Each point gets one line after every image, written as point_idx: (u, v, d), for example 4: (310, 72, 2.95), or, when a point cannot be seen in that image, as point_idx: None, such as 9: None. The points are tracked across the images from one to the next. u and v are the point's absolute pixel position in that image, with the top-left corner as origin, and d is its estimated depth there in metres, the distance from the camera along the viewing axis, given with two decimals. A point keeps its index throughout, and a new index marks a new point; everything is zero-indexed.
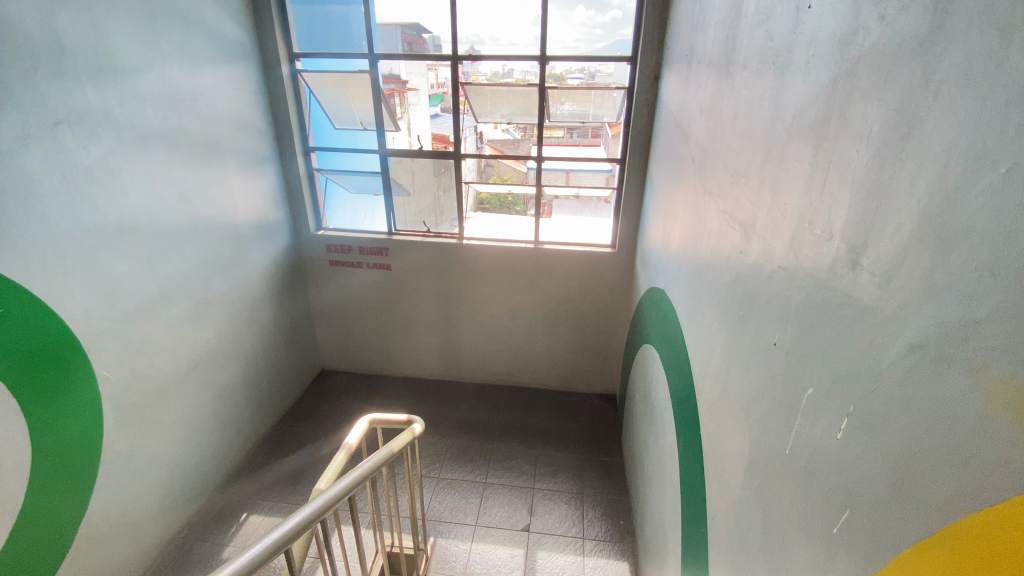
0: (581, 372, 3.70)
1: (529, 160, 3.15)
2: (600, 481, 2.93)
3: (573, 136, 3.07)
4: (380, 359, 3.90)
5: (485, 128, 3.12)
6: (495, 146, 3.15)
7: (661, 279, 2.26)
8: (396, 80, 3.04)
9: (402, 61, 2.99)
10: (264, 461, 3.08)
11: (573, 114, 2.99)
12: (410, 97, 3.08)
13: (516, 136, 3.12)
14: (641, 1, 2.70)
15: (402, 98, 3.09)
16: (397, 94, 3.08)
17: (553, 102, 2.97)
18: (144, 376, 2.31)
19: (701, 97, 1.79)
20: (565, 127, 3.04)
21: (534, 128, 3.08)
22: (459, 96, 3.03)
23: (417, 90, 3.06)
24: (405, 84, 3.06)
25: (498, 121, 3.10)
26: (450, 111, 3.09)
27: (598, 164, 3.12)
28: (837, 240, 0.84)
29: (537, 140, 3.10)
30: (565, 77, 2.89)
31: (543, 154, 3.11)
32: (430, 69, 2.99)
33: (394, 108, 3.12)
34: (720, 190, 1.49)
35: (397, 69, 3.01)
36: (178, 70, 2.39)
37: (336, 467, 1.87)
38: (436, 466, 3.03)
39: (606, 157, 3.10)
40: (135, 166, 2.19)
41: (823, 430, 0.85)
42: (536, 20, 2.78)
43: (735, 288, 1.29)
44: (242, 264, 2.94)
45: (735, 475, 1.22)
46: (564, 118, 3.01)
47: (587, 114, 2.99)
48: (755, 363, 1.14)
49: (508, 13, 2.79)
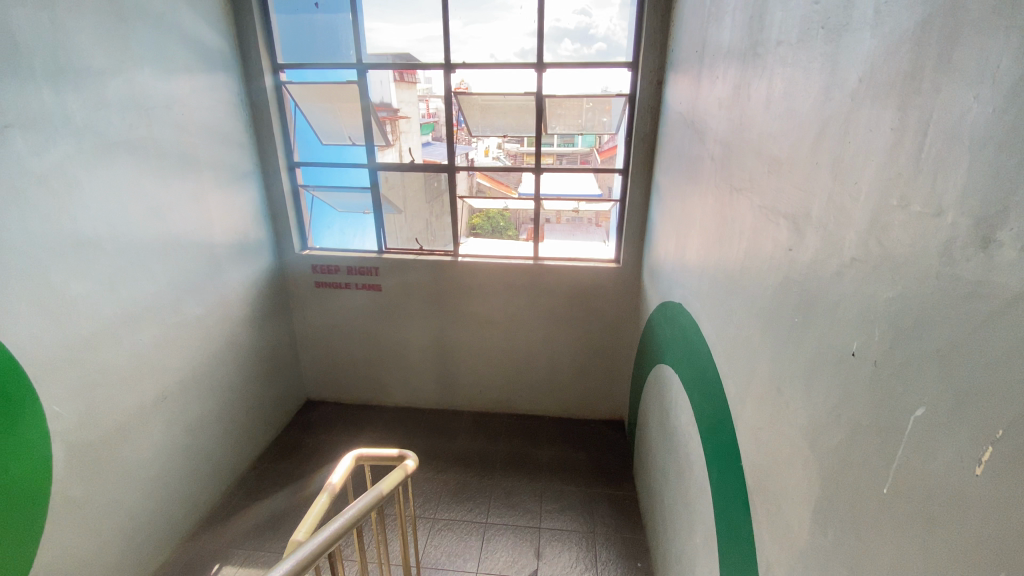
0: (585, 397, 3.46)
1: (520, 188, 3.02)
2: (613, 519, 2.67)
3: (563, 163, 2.95)
4: (370, 388, 3.64)
5: (476, 154, 2.99)
6: (485, 175, 3.02)
7: (677, 292, 2.07)
8: (389, 107, 2.92)
9: (392, 80, 2.86)
10: (240, 503, 2.78)
11: (563, 141, 2.91)
12: (403, 124, 2.95)
13: (506, 164, 2.98)
14: (632, 40, 2.67)
15: (394, 126, 2.96)
16: (390, 122, 2.95)
17: (545, 134, 2.91)
18: (101, 412, 2.05)
19: (719, 90, 1.64)
20: (556, 153, 2.93)
21: (525, 156, 2.96)
22: (454, 125, 2.93)
23: (409, 118, 2.93)
24: (397, 112, 2.93)
25: (489, 149, 2.97)
26: (444, 139, 2.96)
27: (591, 190, 3.00)
28: (953, 214, 0.65)
29: (532, 167, 2.97)
30: (558, 100, 2.80)
31: (537, 180, 3.00)
32: (421, 99, 2.88)
33: (387, 137, 2.99)
34: (754, 183, 1.30)
35: (387, 95, 2.89)
36: (150, 76, 2.22)
37: (316, 512, 1.61)
38: (431, 506, 2.75)
39: (596, 184, 2.99)
40: (97, 177, 1.98)
41: (950, 464, 0.65)
42: (523, 53, 2.74)
43: (784, 292, 1.10)
44: (220, 286, 2.71)
45: (800, 520, 1.00)
46: (553, 146, 2.93)
47: (576, 142, 2.90)
48: (823, 379, 0.94)
49: (498, 44, 2.73)
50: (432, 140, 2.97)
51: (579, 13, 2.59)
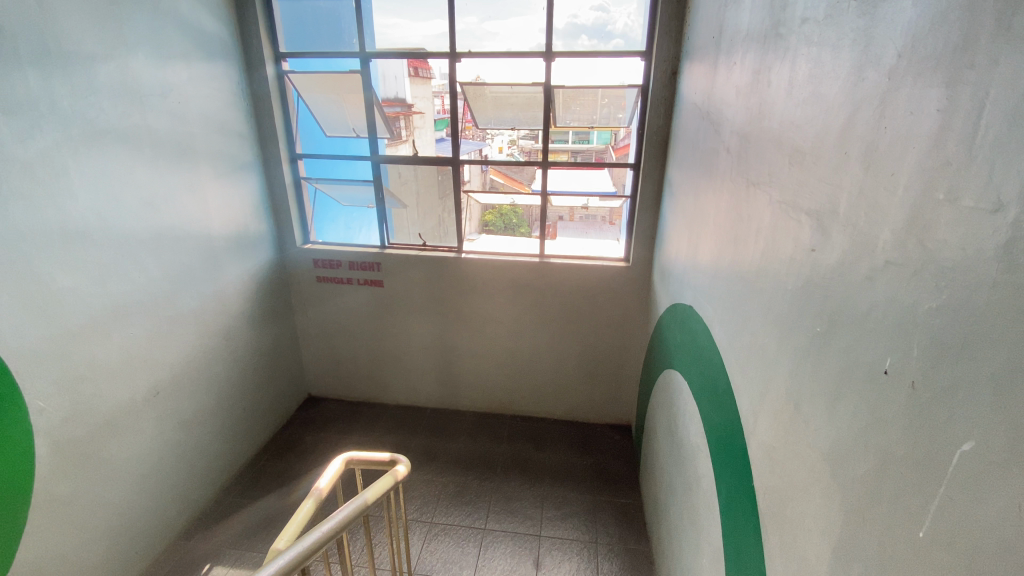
0: (591, 400, 3.35)
1: (533, 185, 2.92)
2: (617, 528, 2.57)
3: (577, 160, 2.84)
4: (371, 386, 3.58)
5: (490, 150, 2.89)
6: (500, 171, 2.91)
7: (687, 294, 1.96)
8: (401, 103, 2.85)
9: (405, 75, 2.78)
10: (235, 501, 2.74)
11: (579, 138, 2.79)
12: (416, 120, 2.87)
13: (520, 160, 2.88)
14: (647, 27, 2.54)
15: (408, 122, 2.88)
16: (402, 118, 2.88)
17: (555, 131, 2.81)
18: (89, 406, 2.01)
19: (736, 78, 1.52)
20: (569, 150, 2.82)
21: (538, 152, 2.86)
22: (466, 121, 2.86)
23: (423, 114, 2.86)
24: (410, 108, 2.85)
25: (505, 144, 2.87)
26: (453, 135, 2.88)
27: (605, 187, 2.88)
28: (1015, 209, 0.54)
29: (542, 163, 2.87)
30: (575, 94, 2.69)
31: (548, 178, 2.89)
32: (436, 95, 2.80)
33: (400, 133, 2.92)
34: (772, 177, 1.19)
35: (400, 90, 2.82)
36: (145, 63, 2.16)
37: (300, 520, 1.54)
38: (428, 509, 2.68)
39: (611, 183, 2.87)
40: (86, 167, 1.92)
41: (1005, 512, 0.53)
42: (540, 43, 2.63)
43: (805, 297, 0.99)
44: (217, 280, 2.65)
45: (819, 557, 0.89)
46: (567, 143, 2.82)
47: (591, 138, 2.79)
48: (849, 399, 0.83)
49: (513, 40, 2.64)
50: (447, 136, 2.89)
51: (596, 10, 2.51)
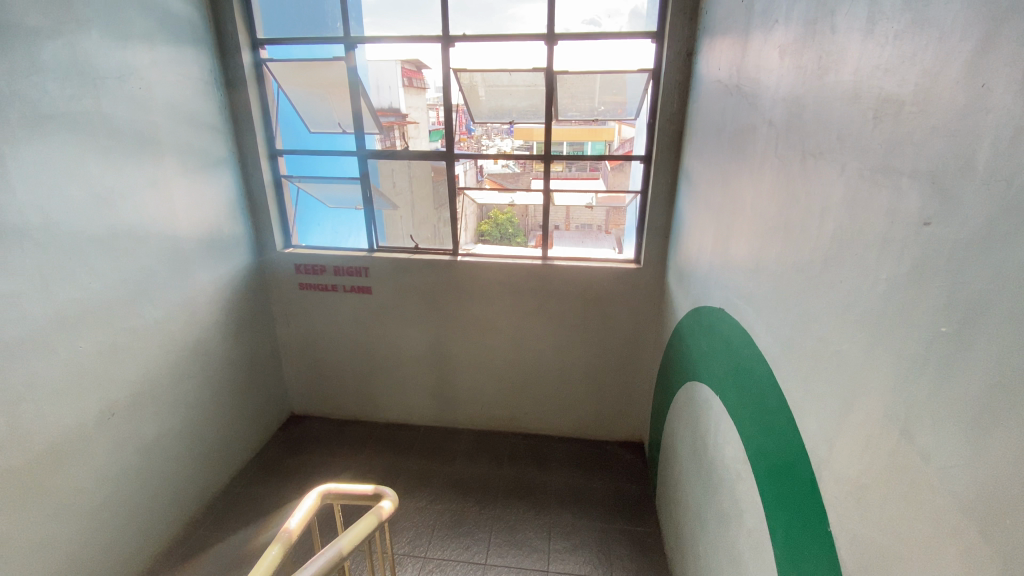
0: (600, 415, 3.09)
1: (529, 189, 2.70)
2: (633, 562, 2.30)
3: (571, 170, 2.63)
4: (360, 402, 3.30)
5: (484, 161, 2.65)
6: (495, 180, 2.69)
7: (716, 295, 1.71)
8: (395, 113, 2.64)
9: (399, 86, 2.57)
10: (206, 535, 2.45)
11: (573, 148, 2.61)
12: (410, 130, 2.65)
13: (515, 170, 2.67)
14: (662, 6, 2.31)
15: (402, 132, 2.66)
16: (397, 128, 2.66)
17: (553, 140, 2.61)
18: (29, 432, 1.73)
19: (779, 37, 1.29)
20: (564, 160, 2.62)
21: (535, 161, 2.65)
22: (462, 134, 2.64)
23: (418, 124, 2.63)
24: (405, 118, 2.64)
25: (499, 154, 2.63)
26: (450, 144, 2.64)
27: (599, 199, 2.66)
28: None
29: (543, 159, 2.64)
30: (577, 82, 2.47)
31: (548, 186, 2.67)
32: (430, 106, 2.60)
33: (394, 143, 2.70)
34: (844, 141, 0.95)
35: (395, 100, 2.60)
36: (98, 42, 1.92)
37: (264, 569, 1.26)
38: (421, 542, 2.40)
39: (609, 194, 2.64)
40: (27, 156, 1.67)
41: None
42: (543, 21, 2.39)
43: (917, 286, 0.74)
44: (185, 286, 2.39)
45: None
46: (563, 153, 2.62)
47: (586, 149, 2.60)
48: (1010, 428, 0.58)
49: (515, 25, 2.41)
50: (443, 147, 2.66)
51: (589, 23, 2.37)
